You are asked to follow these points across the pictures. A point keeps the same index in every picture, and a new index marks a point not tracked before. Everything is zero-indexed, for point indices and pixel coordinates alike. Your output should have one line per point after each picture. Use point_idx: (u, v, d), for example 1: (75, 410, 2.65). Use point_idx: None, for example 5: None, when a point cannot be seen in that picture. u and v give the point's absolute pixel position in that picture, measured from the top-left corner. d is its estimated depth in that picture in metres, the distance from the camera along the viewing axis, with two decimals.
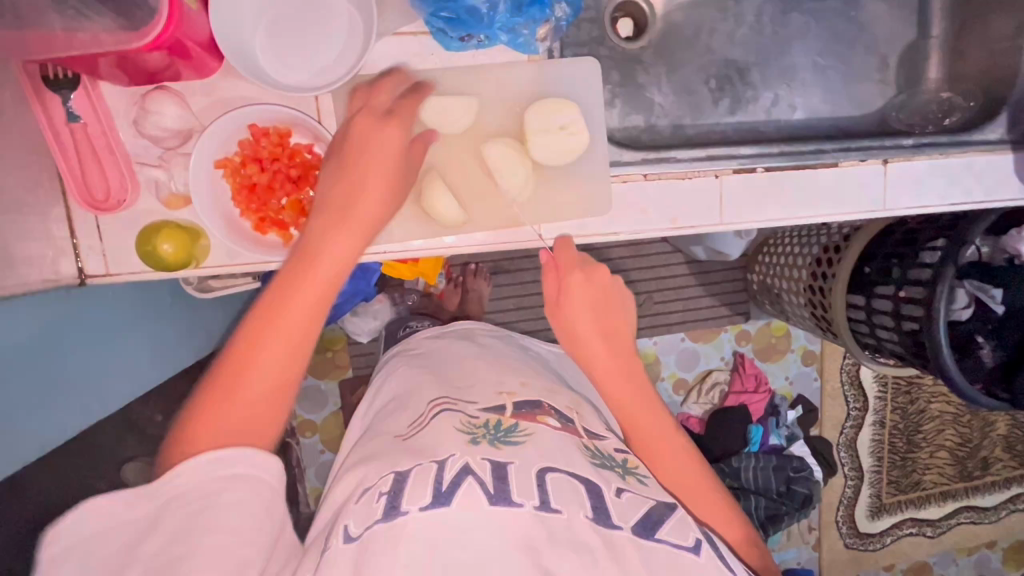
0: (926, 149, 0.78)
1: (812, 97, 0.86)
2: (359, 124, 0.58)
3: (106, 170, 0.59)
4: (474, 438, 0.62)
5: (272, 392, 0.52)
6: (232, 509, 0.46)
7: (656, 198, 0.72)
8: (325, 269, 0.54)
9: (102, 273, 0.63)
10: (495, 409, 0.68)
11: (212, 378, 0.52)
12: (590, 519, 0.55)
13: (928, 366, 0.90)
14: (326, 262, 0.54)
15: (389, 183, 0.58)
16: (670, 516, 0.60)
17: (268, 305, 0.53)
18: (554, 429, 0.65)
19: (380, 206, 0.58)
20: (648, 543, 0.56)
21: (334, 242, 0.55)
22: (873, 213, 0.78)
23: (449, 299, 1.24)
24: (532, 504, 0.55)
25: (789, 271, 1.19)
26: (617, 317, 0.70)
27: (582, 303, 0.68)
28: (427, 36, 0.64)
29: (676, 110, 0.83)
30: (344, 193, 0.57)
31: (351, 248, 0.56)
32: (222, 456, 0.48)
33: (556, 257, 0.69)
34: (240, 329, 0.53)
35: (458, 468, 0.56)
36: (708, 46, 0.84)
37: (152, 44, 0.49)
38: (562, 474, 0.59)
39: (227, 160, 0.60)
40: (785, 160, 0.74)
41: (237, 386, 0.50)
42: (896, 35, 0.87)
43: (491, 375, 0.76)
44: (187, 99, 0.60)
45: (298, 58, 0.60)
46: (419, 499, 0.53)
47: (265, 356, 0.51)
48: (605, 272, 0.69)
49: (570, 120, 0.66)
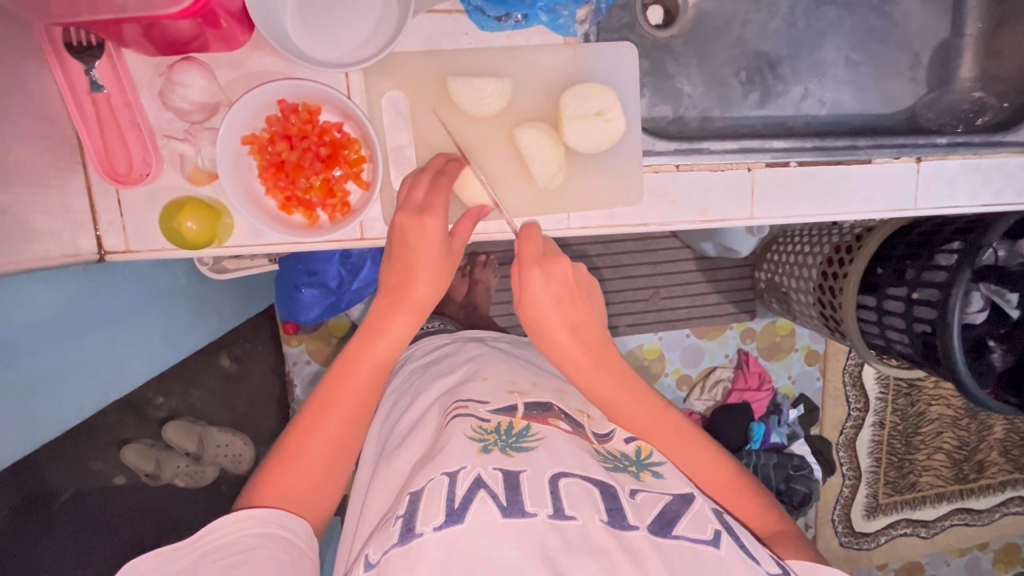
0: (960, 148, 0.76)
1: (842, 93, 0.84)
2: (401, 217, 0.59)
3: (129, 141, 0.57)
4: (485, 446, 0.60)
5: (329, 463, 0.59)
6: (263, 565, 0.50)
7: (687, 189, 0.71)
8: (383, 356, 0.60)
9: (121, 249, 0.61)
10: (505, 409, 0.65)
11: (281, 440, 0.59)
12: (605, 523, 0.55)
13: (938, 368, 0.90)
14: (381, 348, 0.60)
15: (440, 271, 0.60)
16: (686, 510, 0.59)
17: (329, 386, 0.60)
18: (565, 432, 0.64)
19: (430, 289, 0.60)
20: (665, 541, 0.55)
21: (388, 328, 0.60)
22: (901, 211, 0.78)
23: (457, 289, 1.23)
24: (546, 513, 0.54)
25: (798, 270, 1.18)
26: (586, 308, 0.65)
27: (549, 303, 0.62)
28: (462, 15, 0.63)
29: (705, 101, 0.82)
30: (395, 278, 0.60)
31: (406, 335, 0.61)
32: (260, 516, 0.54)
33: (520, 251, 0.63)
34: (303, 412, 0.60)
35: (469, 483, 0.55)
36: (741, 37, 0.82)
37: (187, 10, 0.47)
38: (576, 479, 0.58)
39: (255, 137, 0.58)
40: (820, 155, 0.72)
41: (297, 464, 0.57)
42: (931, 31, 0.85)
43: (505, 372, 0.73)
44: (215, 72, 0.58)
45: (331, 32, 0.58)
46: (433, 518, 0.52)
47: (325, 439, 0.58)
48: (565, 262, 0.63)
49: (607, 106, 0.64)
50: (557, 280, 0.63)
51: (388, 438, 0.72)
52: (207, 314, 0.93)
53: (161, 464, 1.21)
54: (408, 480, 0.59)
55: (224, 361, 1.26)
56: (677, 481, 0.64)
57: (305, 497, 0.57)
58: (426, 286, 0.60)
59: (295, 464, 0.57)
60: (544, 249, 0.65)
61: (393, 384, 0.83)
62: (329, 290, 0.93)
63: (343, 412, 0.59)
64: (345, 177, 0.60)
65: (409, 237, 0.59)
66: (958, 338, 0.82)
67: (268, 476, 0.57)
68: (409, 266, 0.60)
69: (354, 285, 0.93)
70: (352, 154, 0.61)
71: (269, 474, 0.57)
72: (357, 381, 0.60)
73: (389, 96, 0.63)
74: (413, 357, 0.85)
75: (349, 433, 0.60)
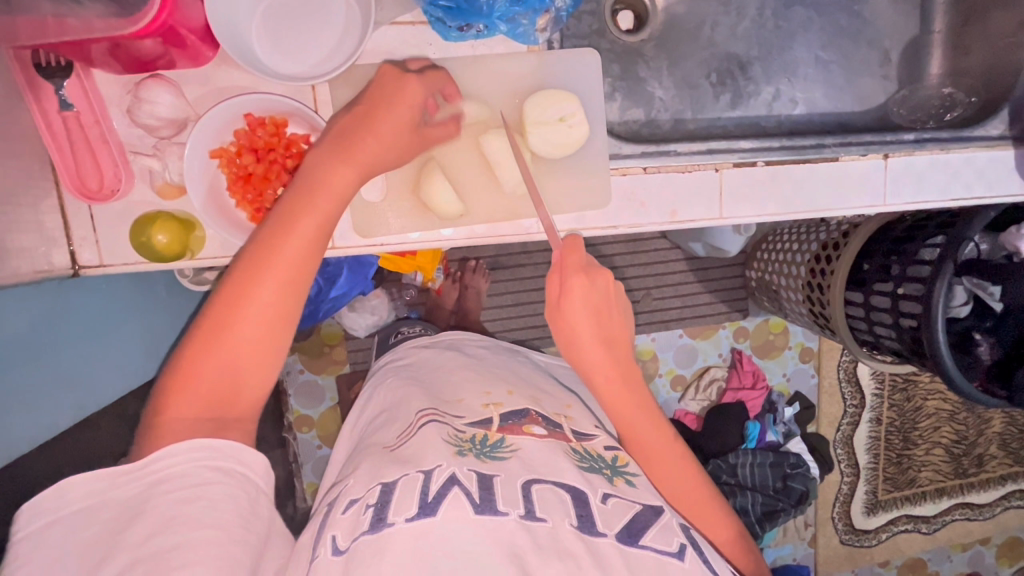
0: (926, 145, 0.78)
1: (813, 92, 0.85)
2: (386, 71, 0.60)
3: (100, 158, 0.58)
4: (460, 450, 0.61)
5: (265, 329, 0.53)
6: (221, 503, 0.48)
7: (655, 191, 0.71)
8: (327, 208, 0.55)
9: (95, 264, 0.62)
10: (482, 422, 0.67)
11: (208, 306, 0.54)
12: (575, 528, 0.56)
13: (926, 363, 0.90)
14: (326, 198, 0.54)
15: (399, 127, 0.57)
16: (655, 522, 0.60)
17: (263, 244, 0.53)
18: (539, 440, 0.65)
19: (383, 144, 0.57)
20: (632, 550, 0.57)
21: (331, 176, 0.55)
22: (872, 208, 0.78)
23: (447, 295, 1.23)
24: (518, 513, 0.55)
25: (787, 268, 1.19)
26: (620, 324, 0.65)
27: (582, 312, 0.62)
28: (425, 26, 0.64)
29: (677, 104, 0.82)
30: (350, 131, 0.57)
31: (352, 190, 0.56)
32: (212, 446, 0.50)
33: (562, 257, 0.62)
34: (228, 274, 0.54)
35: (444, 478, 0.57)
36: (711, 39, 0.83)
37: (146, 30, 0.49)
38: (547, 484, 0.60)
39: (223, 150, 0.59)
40: (785, 154, 0.74)
41: (223, 332, 0.52)
42: (899, 29, 0.86)
43: (481, 384, 0.74)
44: (182, 88, 0.59)
45: (296, 48, 0.59)
46: (405, 510, 0.54)
47: (255, 301, 0.52)
48: (609, 277, 0.62)
49: (570, 112, 0.65)
50: (597, 290, 0.63)
51: (366, 430, 0.75)
52: None
53: None
54: (377, 471, 0.60)
55: None
56: (648, 492, 0.65)
57: (238, 375, 0.53)
58: (375, 142, 0.57)
59: (230, 332, 0.52)
60: (590, 261, 0.64)
61: (388, 363, 0.86)
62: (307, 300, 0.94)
63: (281, 271, 0.53)
64: None
65: (387, 90, 0.59)
66: (942, 329, 0.82)
67: (201, 341, 0.52)
68: (369, 117, 0.57)
69: (332, 293, 0.94)
70: None
71: (192, 346, 0.53)
72: (297, 241, 0.53)
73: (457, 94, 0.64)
74: (395, 356, 0.87)
75: (291, 301, 0.54)
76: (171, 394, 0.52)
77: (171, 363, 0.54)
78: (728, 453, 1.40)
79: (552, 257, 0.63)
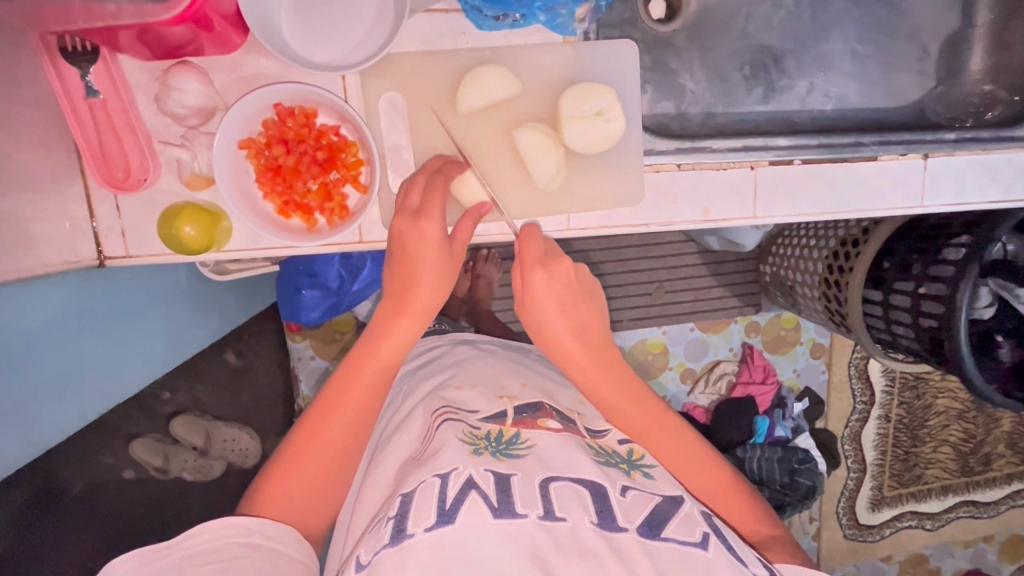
0: (967, 145, 0.75)
1: (848, 87, 0.82)
2: (398, 230, 0.59)
3: (126, 146, 0.57)
4: (476, 448, 0.61)
5: (331, 467, 0.60)
6: None
7: (688, 189, 0.70)
8: (387, 359, 0.61)
9: (121, 255, 0.61)
10: (496, 416, 0.67)
11: (282, 445, 0.61)
12: (595, 525, 0.56)
13: (943, 364, 0.88)
14: (388, 348, 0.61)
15: (443, 277, 0.60)
16: (676, 512, 0.60)
17: (334, 390, 0.61)
18: (555, 433, 0.65)
19: (434, 292, 0.61)
20: (654, 543, 0.56)
21: (395, 330, 0.61)
22: (908, 210, 0.77)
23: (460, 284, 1.22)
24: (536, 514, 0.55)
25: (803, 264, 1.16)
26: (588, 310, 0.63)
27: (552, 305, 0.61)
28: (458, 14, 0.62)
29: (708, 97, 0.79)
30: (399, 280, 0.60)
31: (411, 337, 0.62)
32: (245, 526, 0.54)
33: (521, 252, 0.62)
34: (299, 425, 0.61)
35: (461, 484, 0.56)
36: (745, 30, 0.80)
37: (180, 16, 0.47)
38: (567, 482, 0.59)
39: (251, 141, 0.58)
40: (823, 153, 0.72)
41: (295, 475, 0.59)
42: (940, 23, 0.82)
43: (495, 378, 0.75)
44: (210, 75, 0.58)
45: (328, 36, 0.57)
46: (424, 520, 0.53)
47: (322, 448, 0.60)
48: (568, 263, 0.62)
49: (607, 106, 0.63)
50: (560, 280, 0.61)
51: (379, 438, 0.74)
52: (210, 317, 0.92)
53: (170, 457, 1.21)
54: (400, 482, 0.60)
55: (228, 358, 1.26)
56: (667, 483, 0.65)
57: (314, 500, 0.60)
58: (430, 291, 0.60)
59: (300, 471, 0.59)
60: (546, 250, 0.63)
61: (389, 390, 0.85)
62: (329, 291, 0.90)
63: (346, 420, 0.60)
64: (342, 180, 0.60)
65: (407, 241, 0.59)
66: (965, 329, 0.81)
67: (275, 477, 0.59)
68: (411, 273, 0.60)
69: (354, 286, 0.90)
70: (350, 157, 0.60)
71: (268, 483, 0.59)
72: (359, 389, 0.61)
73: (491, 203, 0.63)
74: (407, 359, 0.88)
75: (352, 443, 0.61)
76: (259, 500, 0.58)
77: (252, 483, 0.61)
78: (737, 447, 1.39)
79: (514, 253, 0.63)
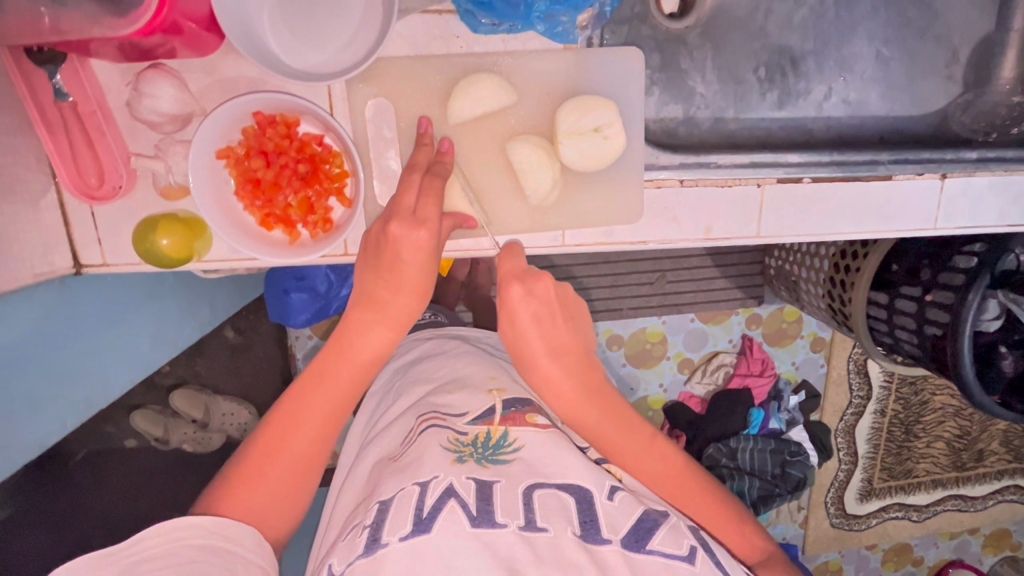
0: (989, 164, 0.72)
1: (869, 92, 0.77)
2: (373, 232, 0.57)
3: (100, 154, 0.54)
4: (461, 456, 0.61)
5: (297, 471, 0.61)
6: None
7: (690, 205, 0.67)
8: (360, 363, 0.60)
9: (98, 263, 0.60)
10: (484, 416, 0.66)
11: (244, 450, 0.61)
12: (578, 536, 0.56)
13: (943, 371, 0.86)
14: (365, 352, 0.59)
15: (419, 290, 0.57)
16: (665, 522, 0.59)
17: (300, 395, 0.61)
18: (540, 429, 0.65)
19: (410, 303, 0.58)
20: (638, 556, 0.55)
21: (368, 339, 0.59)
22: (924, 230, 0.74)
23: (458, 271, 1.19)
24: (516, 525, 0.55)
25: (809, 259, 1.09)
26: (567, 329, 0.62)
27: (527, 323, 0.60)
28: (452, 16, 0.59)
29: (720, 100, 0.74)
30: (370, 289, 0.58)
31: (384, 345, 0.60)
32: (204, 526, 0.55)
33: (501, 267, 0.62)
34: (259, 428, 0.61)
35: (440, 493, 0.56)
36: (763, 28, 0.74)
37: (146, 29, 0.45)
38: (550, 490, 0.59)
39: (230, 151, 0.55)
40: (836, 170, 0.69)
41: (255, 480, 0.59)
42: (971, 26, 0.76)
43: (483, 371, 0.75)
44: (186, 79, 0.55)
45: (308, 40, 0.54)
46: (400, 529, 0.53)
47: (287, 455, 0.60)
48: (549, 280, 0.61)
49: (606, 122, 0.60)
50: (538, 298, 0.61)
51: (369, 438, 0.75)
52: (200, 306, 0.90)
53: (170, 432, 1.20)
54: (378, 488, 0.61)
55: (228, 333, 1.25)
56: (652, 502, 0.64)
57: (273, 502, 0.60)
58: (408, 299, 0.57)
59: (262, 477, 0.59)
60: (524, 266, 0.62)
61: (382, 382, 0.85)
62: (317, 295, 0.89)
63: (312, 428, 0.60)
64: (325, 195, 0.57)
65: (379, 248, 0.57)
66: (969, 341, 0.78)
67: (236, 483, 0.59)
68: (375, 278, 0.57)
69: (343, 290, 0.90)
70: (334, 169, 0.57)
71: (223, 489, 0.59)
72: (326, 396, 0.60)
73: (478, 219, 0.62)
74: (402, 352, 0.88)
75: (317, 449, 0.61)
76: (224, 496, 0.58)
77: (215, 476, 0.61)
78: (730, 437, 1.39)
79: (497, 269, 0.62)
